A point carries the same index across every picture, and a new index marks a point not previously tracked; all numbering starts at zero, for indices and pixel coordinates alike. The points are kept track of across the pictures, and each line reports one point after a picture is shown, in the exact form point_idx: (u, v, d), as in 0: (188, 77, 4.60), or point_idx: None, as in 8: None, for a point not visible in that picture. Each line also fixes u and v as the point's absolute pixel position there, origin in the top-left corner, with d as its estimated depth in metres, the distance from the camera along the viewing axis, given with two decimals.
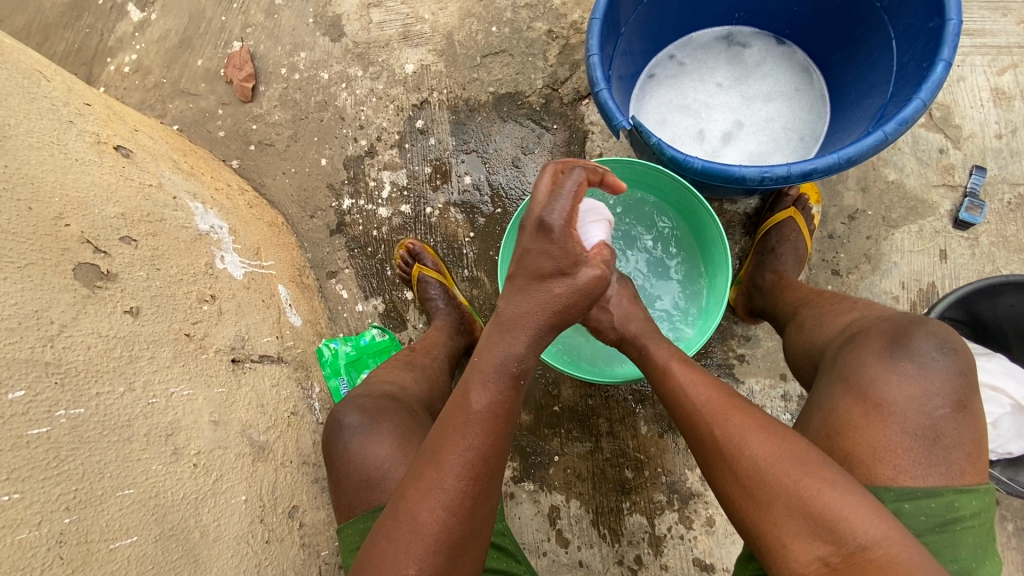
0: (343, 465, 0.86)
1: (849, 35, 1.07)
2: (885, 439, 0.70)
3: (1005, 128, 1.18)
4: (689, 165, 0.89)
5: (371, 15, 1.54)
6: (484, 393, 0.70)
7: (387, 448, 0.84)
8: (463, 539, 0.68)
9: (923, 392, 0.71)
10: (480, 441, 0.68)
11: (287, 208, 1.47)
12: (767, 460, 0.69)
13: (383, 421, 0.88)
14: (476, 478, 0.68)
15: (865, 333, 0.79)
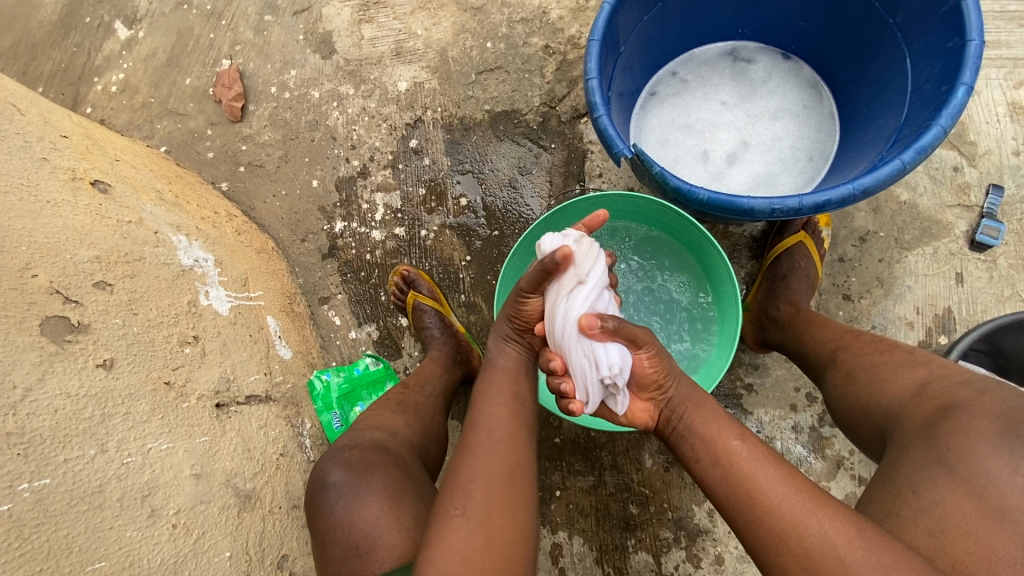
0: (329, 527, 0.81)
1: (860, 51, 1.03)
2: (1000, 549, 0.58)
3: (1021, 145, 1.14)
4: (695, 197, 0.84)
5: (363, 31, 1.49)
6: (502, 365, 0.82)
7: (376, 511, 0.79)
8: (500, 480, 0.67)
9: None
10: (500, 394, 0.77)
11: (278, 231, 1.42)
12: (879, 567, 0.55)
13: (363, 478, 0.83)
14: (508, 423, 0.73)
15: (978, 409, 0.66)
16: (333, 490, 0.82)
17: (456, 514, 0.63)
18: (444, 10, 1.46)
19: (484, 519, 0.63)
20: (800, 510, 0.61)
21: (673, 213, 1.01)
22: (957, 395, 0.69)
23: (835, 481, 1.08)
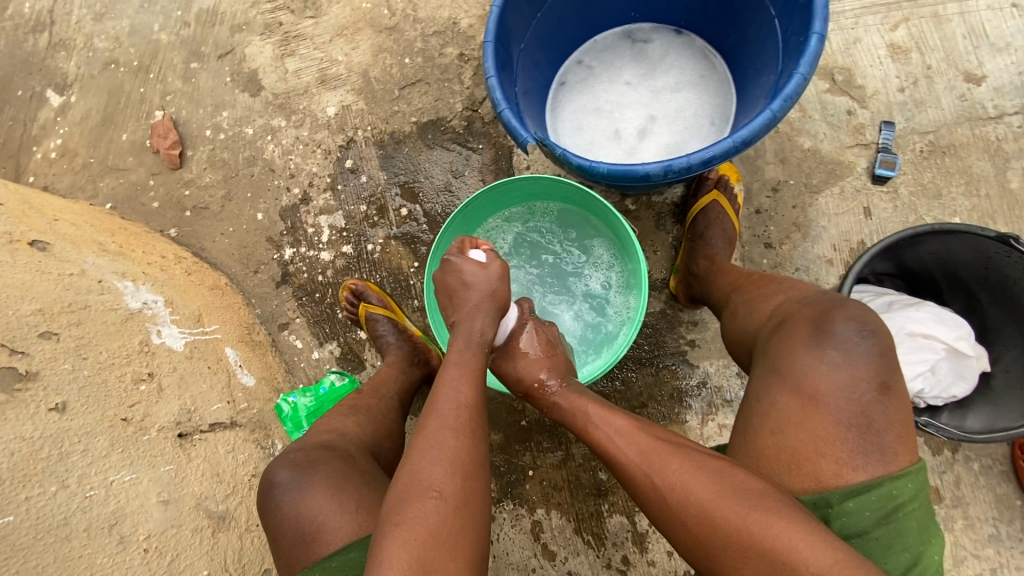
0: (278, 521, 0.84)
1: (737, 18, 1.10)
2: (822, 431, 0.69)
3: (906, 82, 1.21)
4: (596, 171, 0.91)
5: (287, 65, 1.55)
6: (463, 354, 0.84)
7: (320, 499, 0.83)
8: (473, 472, 0.71)
9: (850, 380, 0.69)
10: (465, 383, 0.80)
11: (230, 267, 1.46)
12: (699, 503, 0.68)
13: (312, 472, 0.86)
14: (466, 413, 0.75)
15: (798, 319, 0.76)
16: (281, 487, 0.86)
17: (432, 497, 0.68)
18: (361, 34, 1.52)
19: (458, 503, 0.68)
20: (656, 469, 0.72)
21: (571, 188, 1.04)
22: (788, 309, 0.80)
23: None
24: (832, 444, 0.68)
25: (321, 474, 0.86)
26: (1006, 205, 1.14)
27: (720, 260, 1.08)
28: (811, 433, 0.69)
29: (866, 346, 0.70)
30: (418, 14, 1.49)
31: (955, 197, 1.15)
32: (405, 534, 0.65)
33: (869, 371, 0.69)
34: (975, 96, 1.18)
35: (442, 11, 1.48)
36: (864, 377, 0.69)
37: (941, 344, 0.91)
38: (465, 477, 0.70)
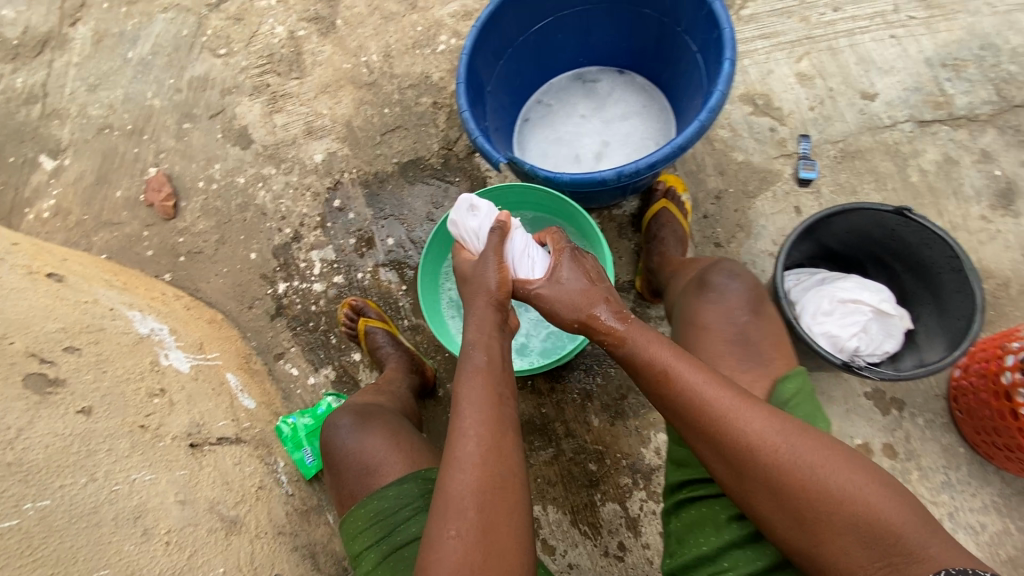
0: (341, 459, 1.00)
1: (667, 56, 1.31)
2: (714, 349, 0.90)
3: (814, 102, 1.43)
4: (560, 180, 1.07)
5: (275, 120, 1.71)
6: (470, 369, 0.84)
7: (380, 440, 0.99)
8: (500, 488, 0.74)
9: (726, 311, 0.92)
10: (479, 400, 0.80)
11: (225, 304, 1.54)
12: (796, 467, 0.72)
13: (371, 421, 1.02)
14: (489, 425, 0.78)
15: (690, 282, 1.04)
16: (343, 431, 1.02)
17: (468, 517, 0.71)
18: (343, 91, 1.70)
19: (482, 525, 0.71)
20: (747, 433, 0.74)
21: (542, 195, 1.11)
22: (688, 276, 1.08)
23: None
24: (726, 358, 0.89)
25: (379, 423, 1.02)
26: (910, 195, 1.33)
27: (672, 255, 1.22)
28: (712, 355, 0.90)
29: (735, 284, 0.95)
30: (394, 71, 1.68)
31: (868, 192, 1.35)
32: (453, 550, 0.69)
33: (741, 303, 0.92)
34: (872, 110, 1.40)
35: (415, 68, 1.68)
36: (740, 307, 0.92)
37: (869, 306, 1.06)
38: (491, 493, 0.73)
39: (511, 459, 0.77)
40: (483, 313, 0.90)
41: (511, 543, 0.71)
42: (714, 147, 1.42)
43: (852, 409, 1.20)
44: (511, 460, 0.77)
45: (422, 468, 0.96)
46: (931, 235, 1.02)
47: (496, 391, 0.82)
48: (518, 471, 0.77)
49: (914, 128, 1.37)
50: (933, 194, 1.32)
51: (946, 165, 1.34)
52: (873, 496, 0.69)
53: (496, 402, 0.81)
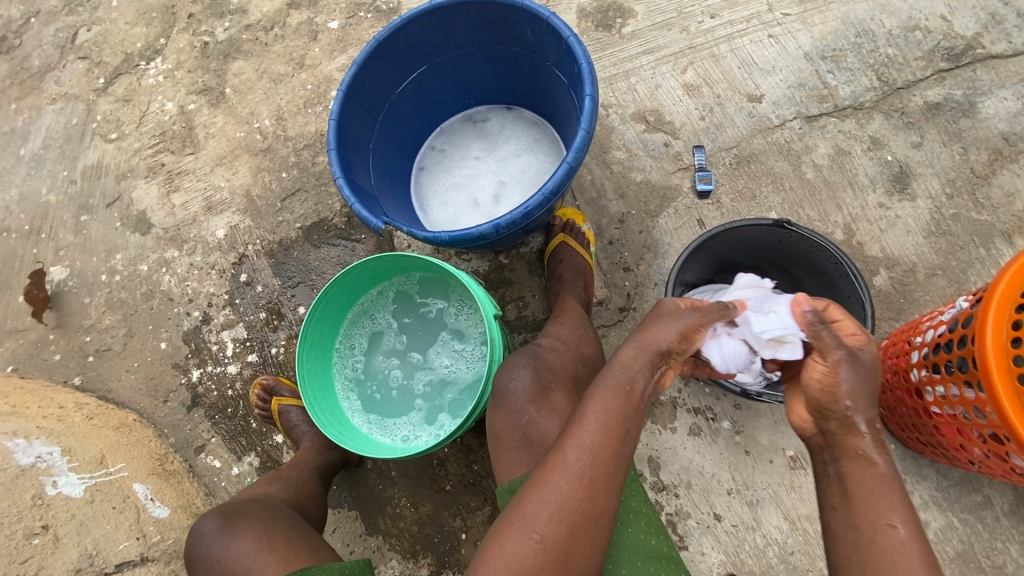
0: (209, 568, 0.92)
1: (544, 90, 1.29)
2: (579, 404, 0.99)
3: (704, 111, 1.42)
4: (438, 240, 1.03)
5: (173, 200, 1.65)
6: (608, 389, 0.75)
7: (246, 543, 0.91)
8: (583, 526, 0.71)
9: (508, 415, 0.92)
10: (603, 432, 0.73)
11: (139, 401, 1.47)
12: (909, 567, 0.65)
13: (239, 521, 0.95)
14: (595, 464, 0.72)
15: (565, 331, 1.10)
16: (208, 537, 0.93)
17: (533, 540, 0.70)
18: (239, 160, 1.65)
19: (554, 553, 0.70)
20: (882, 505, 0.68)
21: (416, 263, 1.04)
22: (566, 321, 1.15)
23: (678, 420, 1.21)
24: (519, 464, 0.88)
25: (250, 522, 0.95)
26: (808, 193, 1.33)
27: (567, 298, 1.23)
28: (507, 465, 0.89)
29: (519, 382, 0.93)
30: (289, 133, 1.64)
31: (767, 194, 1.34)
32: (505, 562, 0.70)
33: (523, 402, 0.91)
34: (760, 112, 1.40)
35: (309, 127, 1.64)
36: (525, 407, 0.91)
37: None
38: (571, 529, 0.71)
39: (602, 503, 0.72)
40: (643, 343, 0.79)
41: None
42: (612, 170, 1.41)
43: (780, 420, 1.18)
44: (603, 502, 0.72)
45: (296, 568, 0.89)
46: (814, 242, 1.06)
47: (624, 426, 0.74)
48: (608, 512, 0.73)
49: (804, 124, 1.37)
50: (830, 189, 1.32)
51: (839, 158, 1.34)
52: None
53: (615, 437, 0.74)
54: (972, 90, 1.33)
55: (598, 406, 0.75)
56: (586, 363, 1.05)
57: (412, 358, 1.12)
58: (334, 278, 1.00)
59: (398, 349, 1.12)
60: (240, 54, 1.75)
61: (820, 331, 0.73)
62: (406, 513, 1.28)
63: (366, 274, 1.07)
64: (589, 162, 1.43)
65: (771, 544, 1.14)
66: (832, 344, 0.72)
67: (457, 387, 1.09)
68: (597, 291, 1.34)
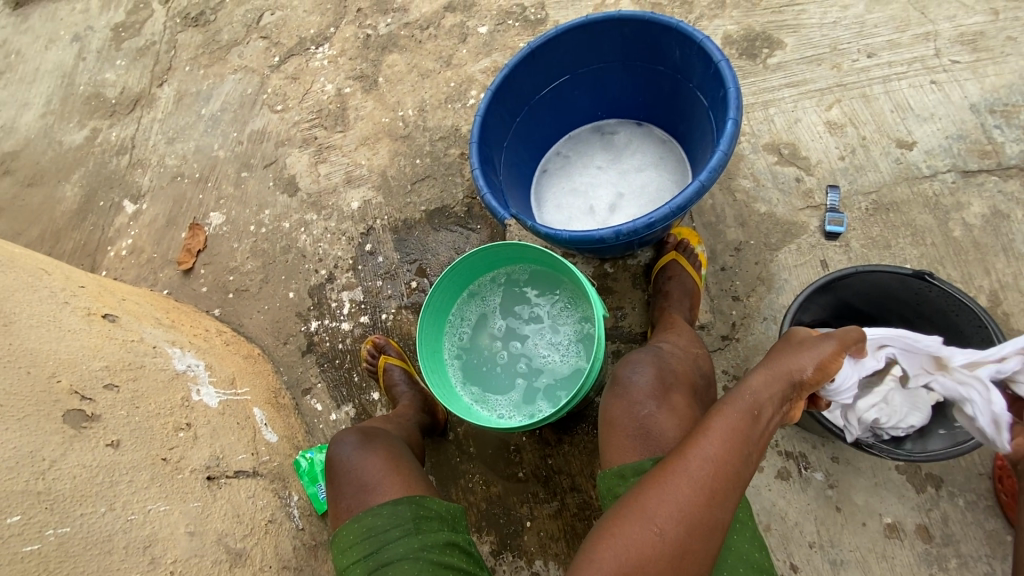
0: (343, 474, 0.97)
1: (680, 110, 1.32)
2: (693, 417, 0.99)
3: (845, 151, 1.37)
4: (559, 237, 1.09)
5: (320, 170, 1.85)
6: (738, 409, 0.77)
7: (385, 460, 0.98)
8: (702, 534, 0.73)
9: (629, 404, 0.92)
10: (730, 449, 0.75)
11: (264, 339, 1.66)
12: None
13: (377, 440, 1.02)
14: (716, 474, 0.74)
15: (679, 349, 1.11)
16: (347, 447, 0.99)
17: (653, 534, 0.73)
18: (380, 142, 1.82)
19: (674, 551, 0.72)
20: None
21: (533, 251, 1.10)
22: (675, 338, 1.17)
23: (767, 459, 1.17)
24: (633, 452, 0.87)
25: (385, 443, 1.01)
26: (952, 252, 1.24)
27: (671, 314, 1.24)
28: (617, 452, 0.89)
29: (641, 378, 0.94)
30: (428, 124, 1.78)
31: (903, 246, 1.27)
32: (619, 552, 0.74)
33: (644, 395, 0.92)
34: (908, 159, 1.32)
35: (446, 121, 1.77)
36: (645, 400, 0.91)
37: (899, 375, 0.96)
38: (690, 535, 0.73)
39: (718, 515, 0.74)
40: (782, 367, 0.80)
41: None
42: (735, 198, 1.39)
43: (881, 483, 1.11)
44: (721, 514, 0.74)
45: (420, 494, 0.94)
46: (957, 302, 1.01)
47: (747, 447, 0.76)
48: (723, 525, 0.75)
49: (958, 178, 1.29)
50: (979, 251, 1.23)
51: (994, 219, 1.24)
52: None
53: (739, 456, 0.76)
54: None
55: (727, 423, 0.77)
56: (704, 377, 1.02)
57: (513, 343, 1.17)
58: (458, 259, 1.09)
59: (503, 331, 1.18)
60: (396, 48, 1.93)
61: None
62: (477, 489, 1.34)
63: (486, 257, 1.15)
64: (712, 187, 1.42)
65: None
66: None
67: (552, 377, 1.13)
68: (702, 314, 1.32)
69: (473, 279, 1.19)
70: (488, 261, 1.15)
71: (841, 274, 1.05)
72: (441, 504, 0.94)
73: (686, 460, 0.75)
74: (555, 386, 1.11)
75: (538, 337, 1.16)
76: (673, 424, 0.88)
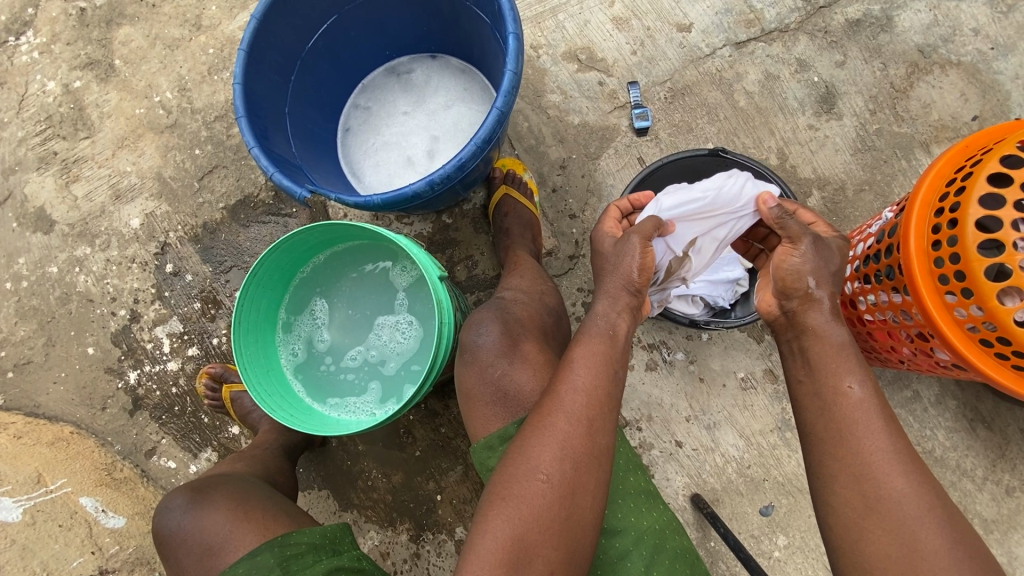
0: (180, 543, 0.92)
1: (467, 33, 1.21)
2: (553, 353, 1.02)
3: (635, 45, 1.38)
4: (371, 204, 0.96)
5: (74, 192, 1.49)
6: (596, 333, 0.78)
7: (218, 516, 0.91)
8: (587, 463, 0.72)
9: (481, 369, 0.93)
10: (596, 372, 0.75)
11: (75, 413, 1.38)
12: (867, 431, 0.69)
13: (209, 495, 0.94)
14: (590, 402, 0.73)
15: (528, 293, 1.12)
16: (177, 513, 0.93)
17: (540, 482, 0.70)
18: (142, 140, 1.49)
19: (564, 491, 0.70)
20: (830, 376, 0.73)
21: (340, 228, 0.99)
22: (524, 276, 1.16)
23: (635, 357, 1.23)
24: (494, 420, 0.90)
25: (218, 495, 0.94)
26: (741, 121, 1.34)
27: (517, 251, 1.20)
28: (482, 422, 0.91)
29: (487, 337, 0.95)
30: (195, 105, 1.48)
31: (703, 126, 1.34)
32: (511, 511, 0.70)
33: (494, 355, 0.93)
34: (690, 42, 1.37)
35: (218, 96, 1.49)
36: (497, 360, 0.93)
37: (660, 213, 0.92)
38: (575, 468, 0.71)
39: (602, 443, 0.73)
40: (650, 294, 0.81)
41: (580, 517, 0.71)
42: (548, 115, 1.37)
43: (730, 345, 1.22)
44: (604, 440, 0.73)
45: (277, 535, 0.88)
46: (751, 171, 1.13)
47: (614, 367, 0.76)
48: (608, 452, 0.74)
49: (733, 51, 1.36)
50: (762, 115, 1.34)
51: (768, 83, 1.35)
52: (942, 530, 0.65)
53: (607, 376, 0.75)
54: (888, 4, 1.35)
55: (590, 347, 0.77)
56: (550, 313, 1.06)
57: (358, 335, 1.10)
58: (257, 262, 0.93)
59: (344, 326, 1.10)
60: (125, 19, 1.53)
61: (787, 222, 0.81)
62: (379, 484, 1.27)
63: (293, 254, 1.01)
64: (525, 109, 1.38)
65: (729, 461, 1.20)
66: (797, 233, 0.79)
67: (402, 357, 1.08)
68: (546, 241, 1.33)
69: (290, 279, 1.06)
70: (297, 256, 1.02)
71: (649, 171, 1.13)
72: (308, 534, 0.90)
73: (561, 395, 0.73)
74: (414, 358, 1.06)
75: (382, 316, 1.10)
76: (526, 377, 0.92)
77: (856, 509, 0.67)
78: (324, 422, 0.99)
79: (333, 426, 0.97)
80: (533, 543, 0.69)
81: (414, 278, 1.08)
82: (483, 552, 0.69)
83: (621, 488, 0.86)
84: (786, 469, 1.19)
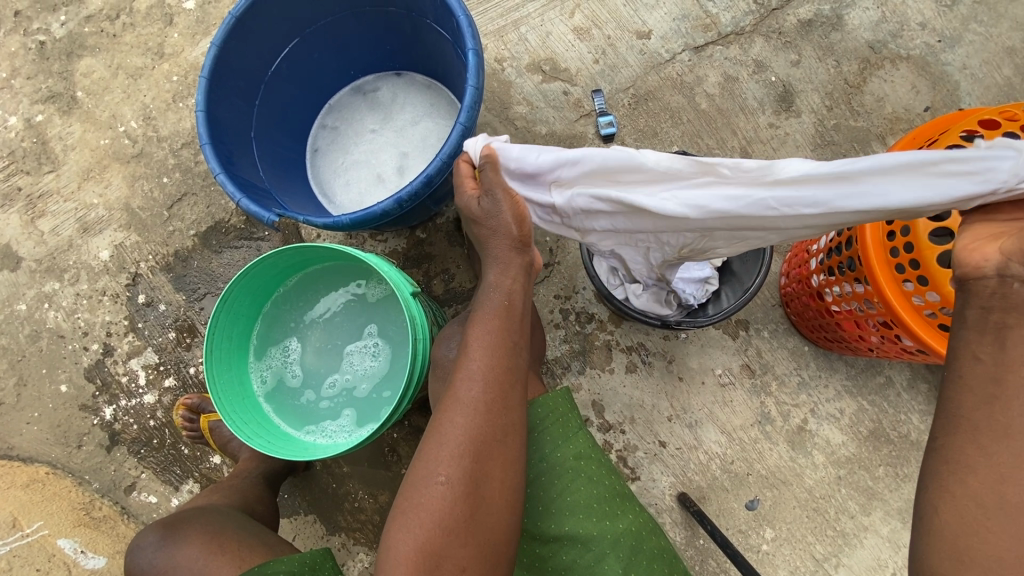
0: None
1: (429, 51, 1.23)
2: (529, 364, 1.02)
3: (597, 54, 1.40)
4: (339, 224, 0.96)
5: (41, 227, 1.46)
6: (487, 314, 0.80)
7: (193, 549, 0.89)
8: (487, 451, 0.75)
9: (453, 382, 0.93)
10: (488, 358, 0.78)
11: (50, 453, 1.35)
12: None
13: (183, 528, 0.93)
14: (484, 386, 0.76)
15: None
16: (151, 550, 0.92)
17: (439, 483, 0.73)
18: (109, 171, 1.47)
19: (465, 483, 0.73)
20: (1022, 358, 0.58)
21: (310, 251, 0.99)
22: None
23: (614, 360, 1.24)
24: None
25: (193, 529, 0.93)
26: (704, 123, 1.37)
27: None
28: None
29: (459, 351, 0.95)
30: (162, 133, 1.47)
31: (667, 130, 1.37)
32: (418, 514, 0.72)
33: None
34: (650, 48, 1.40)
35: (184, 123, 1.48)
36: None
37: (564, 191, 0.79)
38: (477, 462, 0.74)
39: (500, 422, 0.76)
40: None
41: (488, 501, 0.74)
42: (517, 126, 1.38)
43: (706, 343, 1.24)
44: (503, 419, 0.76)
45: (253, 565, 0.87)
46: None
47: (507, 343, 0.79)
48: (510, 429, 0.77)
49: (692, 56, 1.40)
50: (724, 116, 1.37)
51: (728, 84, 1.38)
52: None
53: (502, 358, 0.78)
54: (838, 3, 1.40)
55: (485, 331, 0.79)
56: None
57: (332, 358, 1.09)
58: (226, 288, 0.92)
59: (319, 350, 1.10)
60: (86, 50, 1.52)
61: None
62: (366, 505, 1.26)
63: (264, 278, 1.01)
64: (492, 122, 1.39)
65: (713, 458, 1.22)
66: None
67: (378, 379, 1.07)
68: None
69: (262, 303, 1.05)
70: (268, 280, 1.02)
71: None
72: (290, 561, 0.89)
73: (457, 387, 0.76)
74: (390, 379, 1.06)
75: (354, 337, 1.10)
76: None
77: (985, 504, 0.56)
78: (300, 449, 0.98)
79: (310, 452, 0.96)
80: (445, 540, 0.71)
81: (387, 298, 1.08)
82: (399, 559, 0.71)
83: (596, 492, 0.87)
84: (769, 462, 1.21)
